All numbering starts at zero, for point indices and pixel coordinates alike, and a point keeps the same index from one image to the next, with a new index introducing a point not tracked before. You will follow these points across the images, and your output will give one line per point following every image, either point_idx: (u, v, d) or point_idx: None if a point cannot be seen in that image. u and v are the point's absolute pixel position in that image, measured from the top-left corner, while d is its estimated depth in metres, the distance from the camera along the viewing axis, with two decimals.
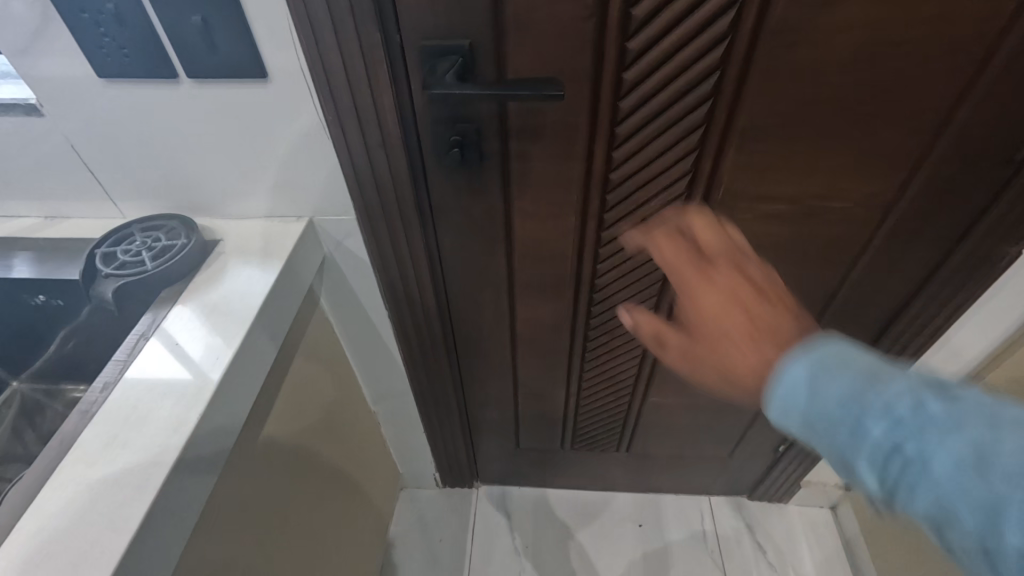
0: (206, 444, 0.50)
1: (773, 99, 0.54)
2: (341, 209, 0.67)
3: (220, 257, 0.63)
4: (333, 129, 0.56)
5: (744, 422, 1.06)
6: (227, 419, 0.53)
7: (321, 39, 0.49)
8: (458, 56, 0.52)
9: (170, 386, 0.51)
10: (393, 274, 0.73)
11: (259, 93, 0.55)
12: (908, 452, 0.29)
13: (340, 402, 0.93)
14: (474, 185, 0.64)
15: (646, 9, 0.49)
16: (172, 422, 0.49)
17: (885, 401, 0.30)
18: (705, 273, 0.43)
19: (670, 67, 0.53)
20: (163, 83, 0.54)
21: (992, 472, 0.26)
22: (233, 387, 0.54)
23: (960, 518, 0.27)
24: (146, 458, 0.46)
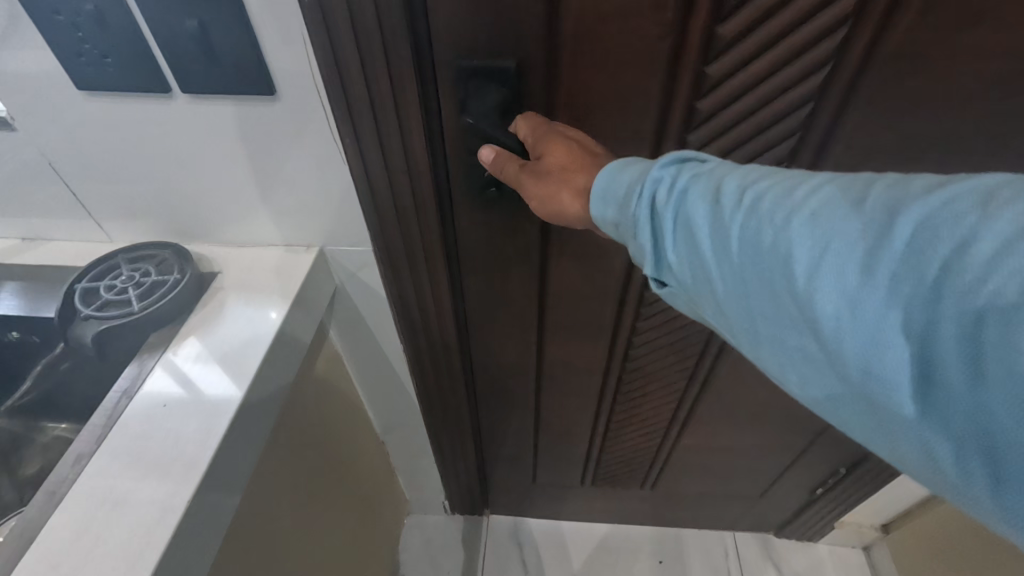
0: (199, 529, 0.42)
1: (876, 132, 0.47)
2: (356, 238, 0.59)
3: (218, 293, 0.55)
4: (352, 155, 0.48)
5: (781, 463, 0.98)
6: (225, 493, 0.45)
7: (341, 51, 0.41)
8: (502, 80, 0.44)
9: (156, 460, 0.43)
10: (412, 311, 0.65)
11: (265, 110, 0.47)
12: (715, 230, 0.29)
13: (348, 435, 0.86)
14: (511, 224, 0.56)
15: (737, 27, 0.41)
16: (160, 502, 0.41)
17: (677, 189, 0.30)
18: (556, 131, 0.42)
19: (755, 95, 0.45)
20: (153, 97, 0.46)
21: (785, 219, 0.26)
22: (232, 454, 0.46)
23: (774, 292, 0.26)
24: (127, 550, 0.39)
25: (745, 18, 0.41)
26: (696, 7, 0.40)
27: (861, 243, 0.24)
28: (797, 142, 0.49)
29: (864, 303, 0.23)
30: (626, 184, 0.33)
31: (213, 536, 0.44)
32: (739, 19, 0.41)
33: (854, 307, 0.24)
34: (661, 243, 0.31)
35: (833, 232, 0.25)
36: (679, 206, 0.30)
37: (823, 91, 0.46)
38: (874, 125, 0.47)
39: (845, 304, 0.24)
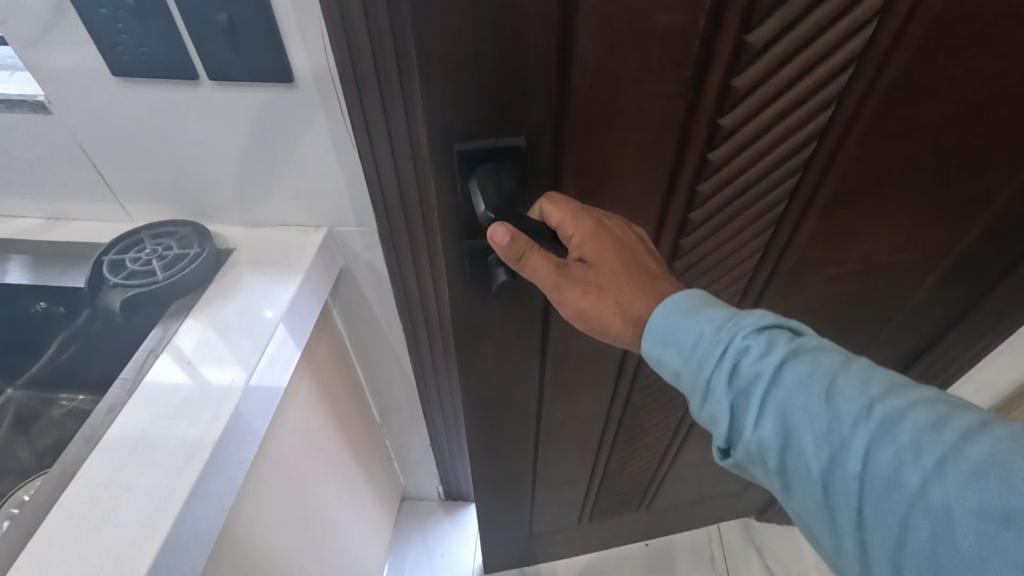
0: (219, 476, 0.47)
1: (867, 159, 0.50)
2: (362, 220, 0.63)
3: (233, 269, 0.60)
4: (361, 140, 0.53)
5: None
6: (241, 448, 0.50)
7: (355, 45, 0.46)
8: (510, 158, 0.41)
9: (183, 411, 0.48)
10: (412, 290, 0.71)
11: (284, 97, 0.52)
12: (820, 425, 0.32)
13: (349, 416, 0.90)
14: (518, 319, 0.58)
15: (749, 80, 0.41)
16: (185, 450, 0.46)
17: (787, 377, 0.34)
18: (603, 232, 0.42)
19: (764, 139, 0.46)
20: (180, 85, 0.51)
21: (908, 441, 0.30)
22: (249, 411, 0.50)
23: (884, 501, 0.30)
24: (156, 491, 0.43)
25: (755, 71, 0.41)
26: (711, 64, 0.39)
27: (988, 491, 0.27)
28: (795, 174, 0.51)
29: (980, 547, 0.27)
30: (716, 348, 0.36)
31: (231, 483, 0.48)
32: (752, 72, 0.40)
33: (973, 544, 0.27)
34: (757, 413, 0.35)
35: (960, 470, 0.28)
36: (785, 393, 0.34)
37: (823, 128, 0.47)
38: (865, 150, 0.49)
39: (958, 535, 0.27)
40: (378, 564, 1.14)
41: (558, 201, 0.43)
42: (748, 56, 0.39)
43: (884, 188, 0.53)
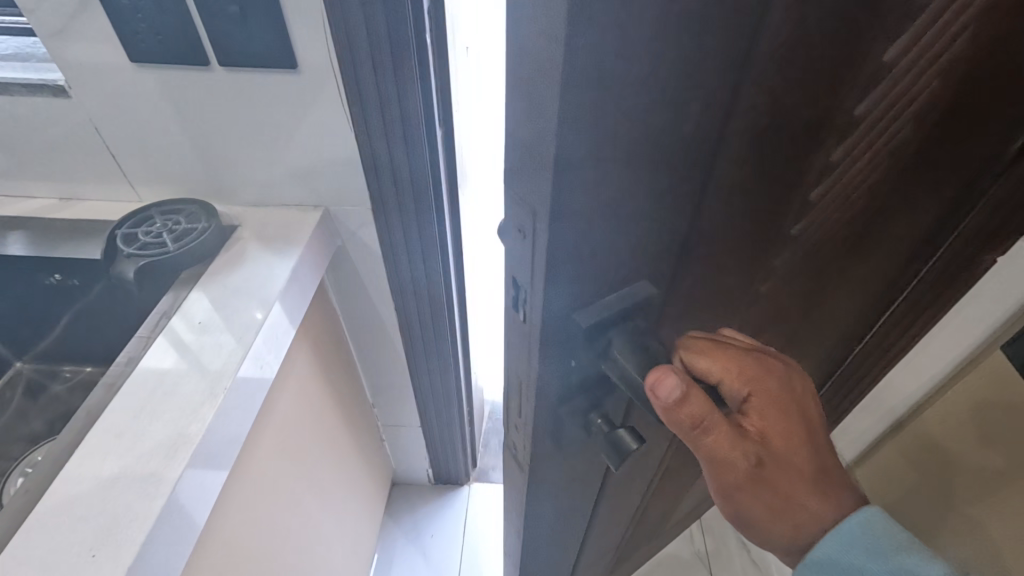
0: (230, 422, 0.50)
1: (918, 203, 0.45)
2: (357, 199, 0.68)
3: (239, 242, 0.64)
4: (358, 120, 0.58)
5: None
6: (248, 400, 0.53)
7: (352, 32, 0.52)
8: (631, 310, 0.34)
9: (194, 364, 0.51)
10: (404, 267, 0.76)
11: (289, 80, 0.56)
12: None
13: (343, 396, 0.94)
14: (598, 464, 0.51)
15: (843, 149, 0.34)
16: (198, 396, 0.49)
17: None
18: (786, 411, 0.37)
19: (846, 206, 0.40)
20: (193, 69, 0.56)
21: None
22: (257, 364, 0.54)
23: None
24: (172, 431, 0.46)
25: (852, 140, 0.34)
26: (814, 142, 0.33)
27: None
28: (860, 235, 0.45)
29: None
30: None
31: (240, 431, 0.52)
32: (848, 142, 0.34)
33: None
34: None
35: None
36: None
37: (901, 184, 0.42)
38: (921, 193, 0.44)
39: None
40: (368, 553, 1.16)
41: (738, 357, 0.36)
42: (851, 125, 0.33)
43: (924, 224, 0.48)
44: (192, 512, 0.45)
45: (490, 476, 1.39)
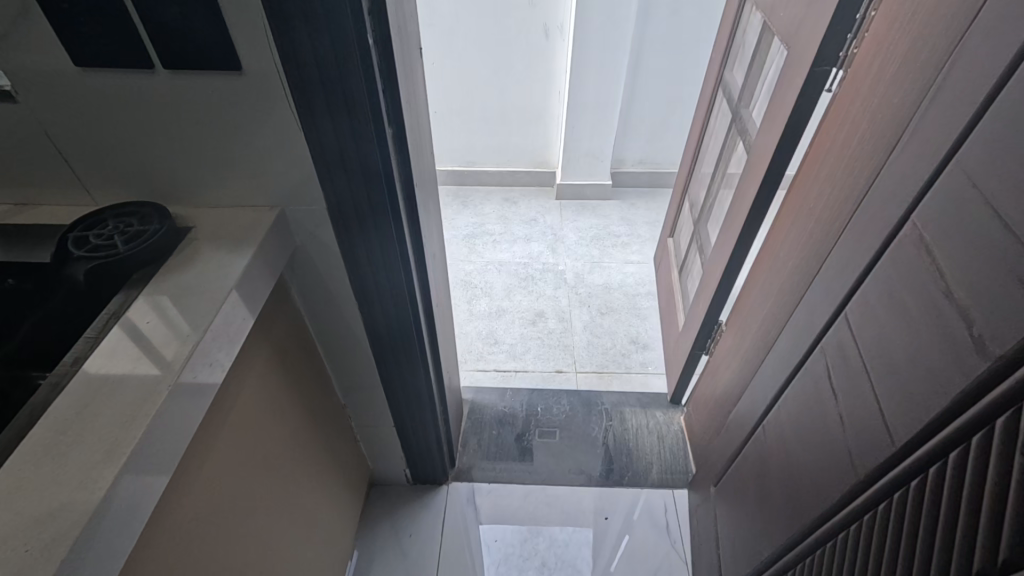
0: (174, 422, 0.51)
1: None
2: (310, 200, 0.69)
3: (192, 244, 0.64)
4: (306, 118, 0.60)
5: (735, 453, 1.07)
6: (194, 402, 0.54)
7: (296, 35, 0.53)
8: None
9: (141, 362, 0.52)
10: (364, 265, 0.77)
11: (234, 83, 0.57)
12: None
13: (312, 397, 0.94)
14: None
15: None
16: (142, 397, 0.49)
17: None
18: None
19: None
20: (137, 72, 0.56)
21: None
22: (207, 362, 0.55)
23: None
24: (114, 432, 0.47)
25: None
26: None
27: None
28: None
29: None
30: None
31: (184, 431, 0.52)
32: None
33: None
34: None
35: None
36: None
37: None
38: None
39: None
40: (342, 555, 1.16)
41: None
42: None
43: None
44: (132, 512, 0.46)
45: (469, 475, 1.40)
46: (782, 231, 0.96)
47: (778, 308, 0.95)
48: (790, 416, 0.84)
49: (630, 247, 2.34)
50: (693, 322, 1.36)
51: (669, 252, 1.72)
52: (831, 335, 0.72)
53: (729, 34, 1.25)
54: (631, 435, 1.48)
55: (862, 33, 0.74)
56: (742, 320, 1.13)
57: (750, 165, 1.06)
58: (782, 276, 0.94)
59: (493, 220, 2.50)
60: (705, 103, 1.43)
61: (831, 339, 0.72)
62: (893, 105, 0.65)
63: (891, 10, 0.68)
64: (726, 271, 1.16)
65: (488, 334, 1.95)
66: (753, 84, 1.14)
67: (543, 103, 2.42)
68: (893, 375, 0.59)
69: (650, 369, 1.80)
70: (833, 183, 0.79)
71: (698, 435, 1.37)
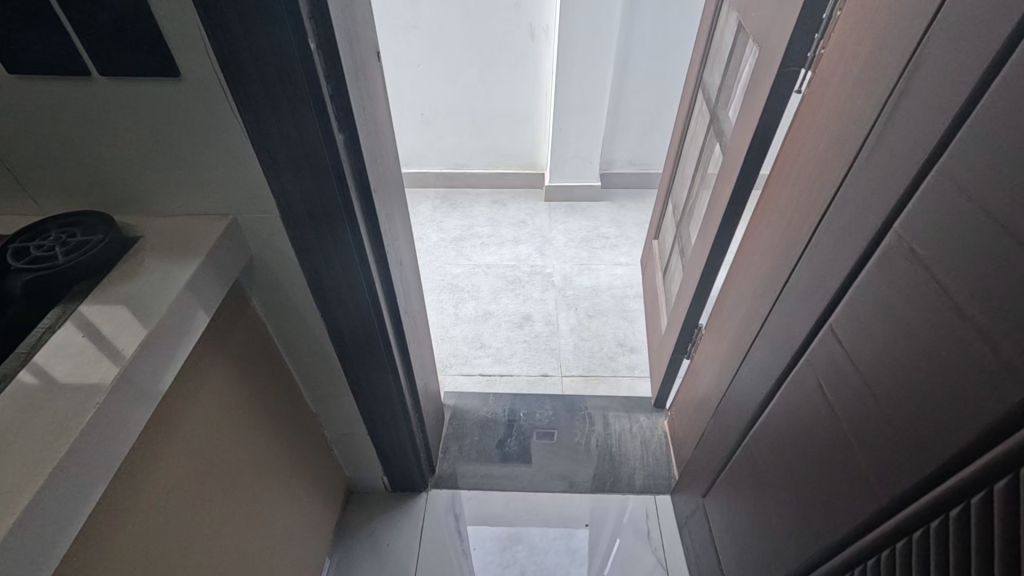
0: (108, 433, 0.50)
1: None
2: (263, 208, 0.67)
3: (138, 255, 0.63)
4: (251, 124, 0.59)
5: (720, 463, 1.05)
6: (132, 411, 0.53)
7: (232, 40, 0.52)
8: None
9: (73, 375, 0.51)
10: (323, 271, 0.76)
11: (174, 91, 0.56)
12: None
13: (277, 406, 0.93)
14: None
15: None
16: (72, 409, 0.48)
17: None
18: None
19: None
20: (75, 81, 0.55)
21: None
22: (148, 370, 0.54)
23: None
24: (42, 442, 0.46)
25: None
26: None
27: None
28: None
29: None
30: None
31: (121, 441, 0.51)
32: None
33: None
34: None
35: None
36: None
37: None
38: None
39: None
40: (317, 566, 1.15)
41: None
42: None
43: None
44: (59, 525, 0.45)
45: (450, 481, 1.38)
46: (754, 233, 0.95)
47: (752, 312, 0.93)
48: (774, 424, 0.82)
49: (619, 249, 2.33)
50: (675, 325, 1.34)
51: (654, 254, 1.71)
52: (817, 345, 0.70)
53: (708, 34, 1.24)
54: (614, 441, 1.46)
55: (828, 33, 0.72)
56: (720, 324, 1.11)
57: (725, 167, 1.04)
58: (755, 280, 0.92)
59: (482, 223, 2.48)
60: (686, 104, 1.42)
61: (816, 349, 0.70)
62: (857, 106, 0.64)
63: (853, 9, 0.66)
64: (703, 274, 1.15)
65: (473, 338, 1.93)
66: (730, 85, 1.13)
67: (531, 104, 2.41)
68: (891, 387, 0.57)
69: (636, 373, 1.79)
70: (801, 186, 0.77)
71: (680, 439, 1.35)
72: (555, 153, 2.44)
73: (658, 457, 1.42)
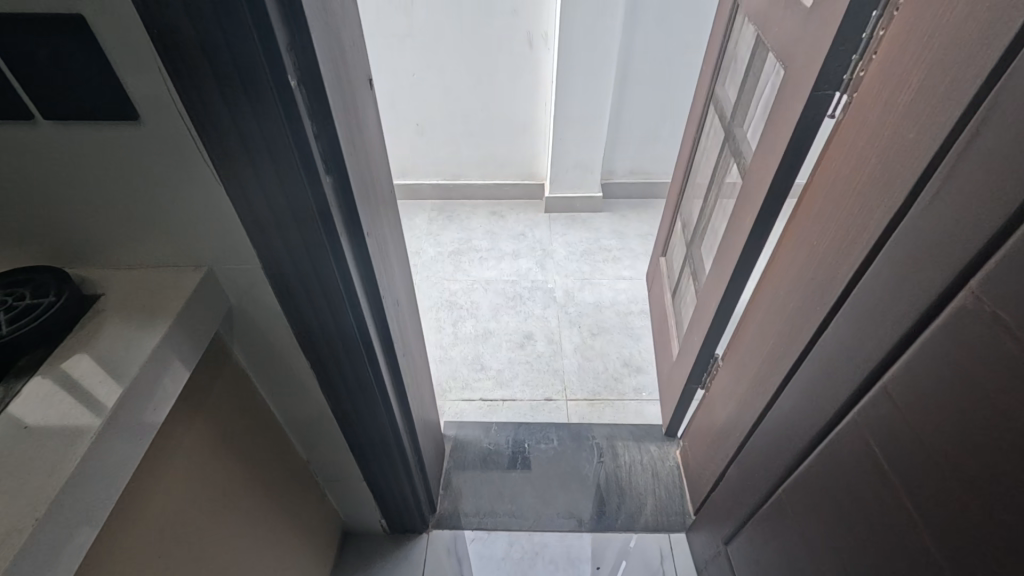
0: (95, 480, 0.47)
1: None
2: (243, 257, 0.60)
3: (96, 317, 0.55)
4: (225, 170, 0.51)
5: (744, 509, 0.98)
6: (124, 453, 0.50)
7: (199, 78, 0.45)
8: None
9: (36, 448, 0.46)
10: (312, 322, 0.68)
11: (133, 135, 0.48)
12: None
13: (263, 461, 0.85)
14: None
15: None
16: (32, 493, 0.43)
17: None
18: None
19: None
20: (16, 125, 0.47)
21: None
22: (133, 419, 0.51)
23: None
24: (13, 511, 0.42)
25: None
26: None
27: None
28: None
29: None
30: None
31: (114, 482, 0.49)
32: None
33: None
34: None
35: None
36: None
37: None
38: None
39: None
40: None
41: None
42: None
43: None
44: None
45: (451, 520, 1.31)
46: (780, 265, 0.88)
47: (778, 351, 0.86)
48: (810, 481, 0.75)
49: (622, 262, 2.26)
50: (688, 353, 1.28)
51: (662, 272, 1.64)
52: (867, 403, 0.63)
53: (720, 46, 1.18)
54: (623, 473, 1.39)
55: (869, 55, 0.65)
56: (739, 356, 1.05)
57: (745, 192, 0.97)
58: (782, 317, 0.86)
59: (480, 236, 2.41)
60: (697, 118, 1.35)
61: (866, 408, 0.63)
62: (908, 140, 0.57)
63: (899, 29, 0.59)
64: (721, 304, 1.08)
65: (473, 359, 1.86)
66: (746, 102, 1.07)
67: (530, 113, 2.34)
68: (970, 463, 0.50)
69: (644, 395, 1.72)
70: (836, 221, 0.71)
71: (694, 471, 1.28)
72: (555, 164, 2.37)
73: (671, 490, 1.35)
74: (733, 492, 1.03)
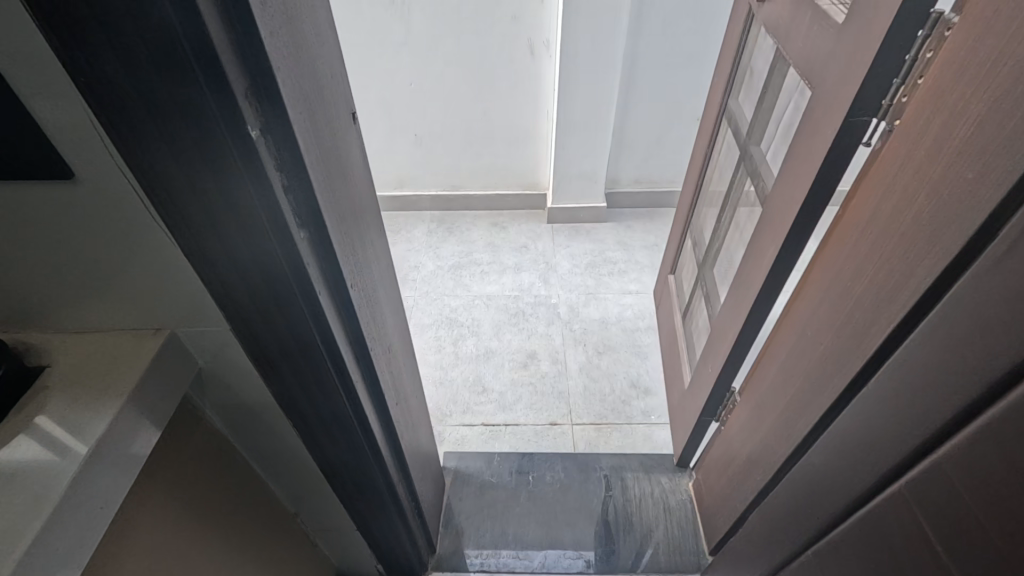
0: (76, 522, 0.44)
1: None
2: (209, 319, 0.53)
3: (40, 396, 0.48)
4: (180, 229, 0.44)
5: (767, 563, 0.90)
6: (111, 484, 0.47)
7: (141, 130, 0.38)
8: None
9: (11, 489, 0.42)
10: (292, 382, 0.61)
11: (69, 195, 0.42)
12: None
13: (244, 522, 0.78)
14: None
15: None
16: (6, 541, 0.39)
17: None
18: None
19: None
20: None
21: None
22: (110, 464, 0.47)
23: None
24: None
25: None
26: None
27: None
28: None
29: None
30: None
31: (94, 524, 0.46)
32: None
33: None
34: None
35: None
36: None
37: None
38: None
39: None
40: None
41: None
42: None
43: None
44: None
45: (451, 561, 1.24)
46: (808, 302, 0.81)
47: (806, 398, 0.79)
48: (846, 549, 0.68)
49: (628, 275, 2.19)
50: (701, 383, 1.20)
51: (671, 291, 1.56)
52: (916, 476, 0.55)
53: (734, 58, 1.11)
54: (633, 507, 1.32)
55: (914, 80, 0.58)
56: (760, 395, 0.97)
57: (765, 219, 0.90)
58: (810, 361, 0.78)
59: (481, 249, 2.34)
60: (708, 132, 1.27)
61: (914, 481, 0.55)
62: (965, 181, 0.50)
63: (951, 53, 0.52)
64: (739, 336, 1.01)
65: (475, 381, 1.78)
66: (763, 120, 0.99)
67: (531, 121, 2.27)
68: None
69: (653, 419, 1.64)
70: (876, 263, 0.63)
71: (709, 509, 1.21)
72: (558, 174, 2.29)
73: (683, 527, 1.28)
74: (754, 542, 0.96)
